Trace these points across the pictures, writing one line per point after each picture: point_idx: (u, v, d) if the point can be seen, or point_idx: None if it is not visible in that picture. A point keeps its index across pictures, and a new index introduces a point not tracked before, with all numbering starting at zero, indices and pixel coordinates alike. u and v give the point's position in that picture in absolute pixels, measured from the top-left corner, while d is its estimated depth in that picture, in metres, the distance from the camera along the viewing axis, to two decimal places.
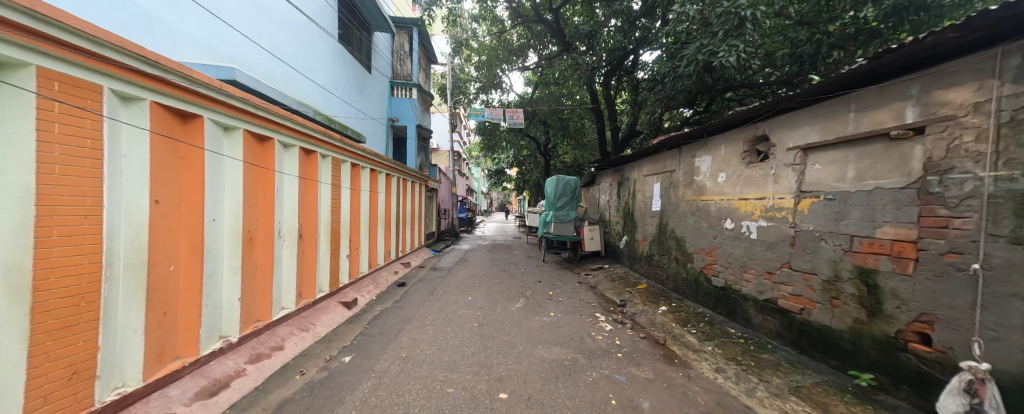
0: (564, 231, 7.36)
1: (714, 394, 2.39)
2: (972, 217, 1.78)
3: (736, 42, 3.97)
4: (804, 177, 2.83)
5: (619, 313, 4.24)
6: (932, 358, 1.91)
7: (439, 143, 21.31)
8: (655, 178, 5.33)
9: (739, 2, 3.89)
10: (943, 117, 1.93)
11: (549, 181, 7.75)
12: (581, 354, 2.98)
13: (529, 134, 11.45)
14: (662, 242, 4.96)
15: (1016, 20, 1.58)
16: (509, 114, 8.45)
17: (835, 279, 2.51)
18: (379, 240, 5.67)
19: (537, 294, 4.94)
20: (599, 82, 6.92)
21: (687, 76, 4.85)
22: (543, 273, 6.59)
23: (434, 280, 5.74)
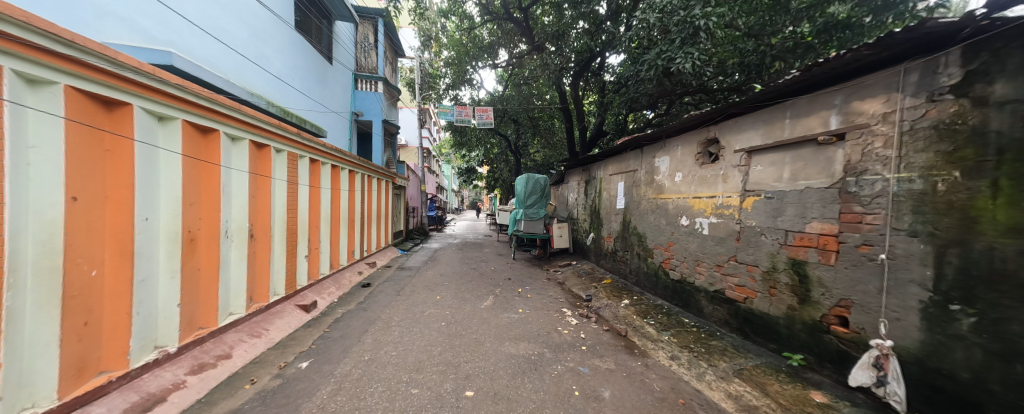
0: (534, 229, 7.50)
1: (669, 380, 2.57)
2: (881, 213, 2.05)
3: (691, 50, 4.24)
4: (748, 177, 3.08)
5: (585, 308, 4.37)
6: (849, 337, 2.18)
7: (408, 140, 20.69)
8: (619, 177, 5.54)
9: (694, 12, 4.14)
10: (859, 125, 2.20)
11: (519, 179, 7.80)
12: (547, 348, 3.05)
13: (500, 132, 11.43)
14: (626, 238, 5.17)
15: (917, 42, 1.84)
16: (478, 113, 8.42)
17: (773, 270, 2.75)
18: (342, 239, 5.44)
19: (506, 291, 4.96)
20: (568, 82, 7.07)
21: (648, 80, 5.09)
22: (512, 270, 6.65)
23: (402, 280, 5.59)
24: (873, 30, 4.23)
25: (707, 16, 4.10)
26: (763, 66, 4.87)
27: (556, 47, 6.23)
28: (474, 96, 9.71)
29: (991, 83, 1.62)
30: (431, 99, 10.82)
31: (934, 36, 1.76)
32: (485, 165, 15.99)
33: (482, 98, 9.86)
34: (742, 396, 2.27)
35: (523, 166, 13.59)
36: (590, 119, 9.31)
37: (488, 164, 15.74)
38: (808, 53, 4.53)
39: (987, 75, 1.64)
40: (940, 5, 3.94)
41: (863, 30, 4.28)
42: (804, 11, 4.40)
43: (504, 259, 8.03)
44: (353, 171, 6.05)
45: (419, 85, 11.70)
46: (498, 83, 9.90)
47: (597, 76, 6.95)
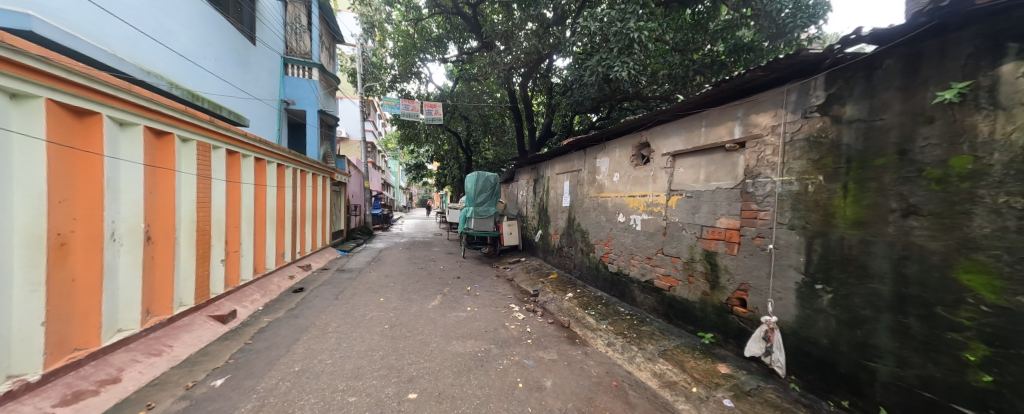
0: (484, 227, 7.52)
1: (605, 365, 2.80)
2: (770, 211, 2.47)
3: (627, 59, 4.59)
4: (672, 178, 3.43)
5: (532, 302, 4.52)
6: (747, 315, 2.60)
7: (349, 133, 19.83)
8: (565, 177, 5.79)
9: (629, 25, 4.49)
10: (756, 135, 2.61)
11: (469, 176, 7.73)
12: (494, 344, 3.11)
13: (451, 129, 11.17)
14: (571, 235, 5.43)
15: (795, 67, 2.22)
16: (427, 108, 8.12)
17: (691, 260, 3.12)
18: (269, 240, 4.92)
19: (455, 290, 4.92)
20: (517, 82, 7.26)
21: (590, 85, 5.40)
22: (461, 269, 6.59)
23: (341, 283, 5.24)
24: (770, 54, 4.99)
25: (640, 30, 4.48)
26: (687, 79, 5.44)
27: (505, 47, 6.31)
28: (422, 91, 9.35)
29: (843, 105, 2.10)
30: (376, 91, 10.17)
31: (803, 65, 2.19)
32: (436, 162, 15.50)
33: (432, 93, 9.54)
34: (665, 374, 2.59)
35: (474, 164, 13.50)
36: (539, 120, 9.55)
37: (439, 161, 15.30)
38: (722, 71, 5.31)
39: (841, 99, 2.12)
40: (815, 37, 4.77)
41: (763, 54, 5.02)
42: (718, 32, 5.28)
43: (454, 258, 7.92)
44: (282, 166, 5.49)
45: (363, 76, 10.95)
46: (449, 79, 9.70)
47: (545, 78, 7.19)
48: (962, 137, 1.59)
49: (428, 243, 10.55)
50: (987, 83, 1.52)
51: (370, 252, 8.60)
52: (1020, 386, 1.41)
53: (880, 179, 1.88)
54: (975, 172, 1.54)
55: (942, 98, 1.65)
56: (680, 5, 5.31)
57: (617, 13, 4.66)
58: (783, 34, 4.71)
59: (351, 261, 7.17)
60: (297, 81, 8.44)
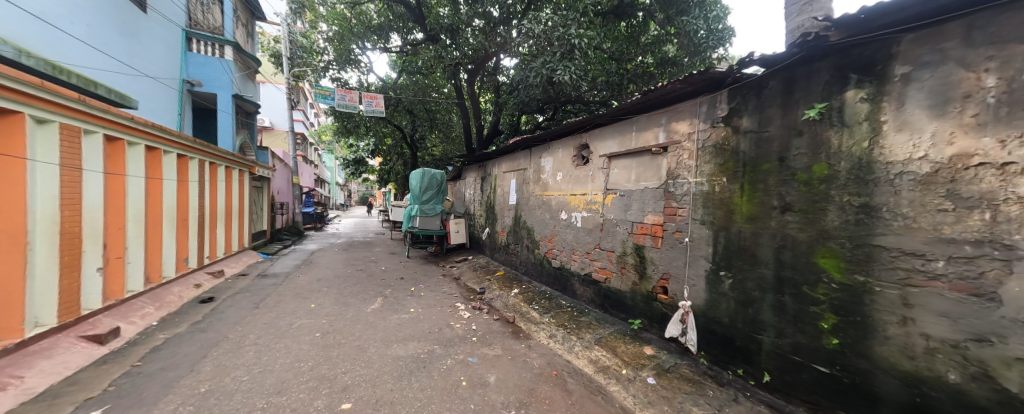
0: (430, 225, 7.31)
1: (546, 357, 2.95)
2: (687, 208, 2.79)
3: (569, 64, 4.87)
4: (608, 178, 3.68)
5: (478, 300, 4.54)
6: (668, 302, 2.92)
7: (274, 122, 19.05)
8: (511, 175, 5.89)
9: (570, 32, 4.77)
10: (676, 141, 2.93)
11: (415, 173, 7.43)
12: (438, 344, 3.05)
13: (394, 123, 10.59)
14: (517, 232, 5.54)
15: (706, 82, 2.53)
16: (367, 99, 7.59)
17: (623, 254, 3.39)
18: (167, 244, 4.22)
19: (398, 291, 4.72)
20: (463, 78, 7.22)
21: (536, 86, 5.57)
22: (405, 269, 6.33)
23: (263, 289, 4.68)
24: (689, 69, 5.64)
25: (580, 37, 4.79)
26: (621, 86, 5.94)
27: (451, 42, 6.14)
28: (364, 81, 8.76)
29: (740, 117, 2.46)
30: (308, 77, 9.20)
31: (710, 82, 2.52)
32: (379, 157, 14.57)
33: (374, 83, 8.96)
34: (600, 361, 2.82)
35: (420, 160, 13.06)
36: (487, 118, 9.56)
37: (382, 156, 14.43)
38: (651, 81, 5.87)
39: (738, 112, 2.48)
40: (724, 57, 5.54)
41: (683, 68, 5.64)
42: (648, 46, 5.85)
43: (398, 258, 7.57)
44: (183, 157, 4.73)
45: (292, 59, 9.83)
46: (394, 70, 9.21)
47: (492, 76, 7.19)
48: (820, 149, 2.01)
49: (370, 243, 9.93)
50: (837, 105, 1.95)
51: (301, 254, 7.81)
52: (856, 345, 1.84)
53: (766, 180, 2.27)
54: (829, 177, 1.96)
55: (809, 116, 2.07)
56: (615, 15, 5.84)
57: (560, 19, 4.87)
58: (698, 52, 5.38)
59: (277, 265, 6.43)
60: (204, 60, 7.46)
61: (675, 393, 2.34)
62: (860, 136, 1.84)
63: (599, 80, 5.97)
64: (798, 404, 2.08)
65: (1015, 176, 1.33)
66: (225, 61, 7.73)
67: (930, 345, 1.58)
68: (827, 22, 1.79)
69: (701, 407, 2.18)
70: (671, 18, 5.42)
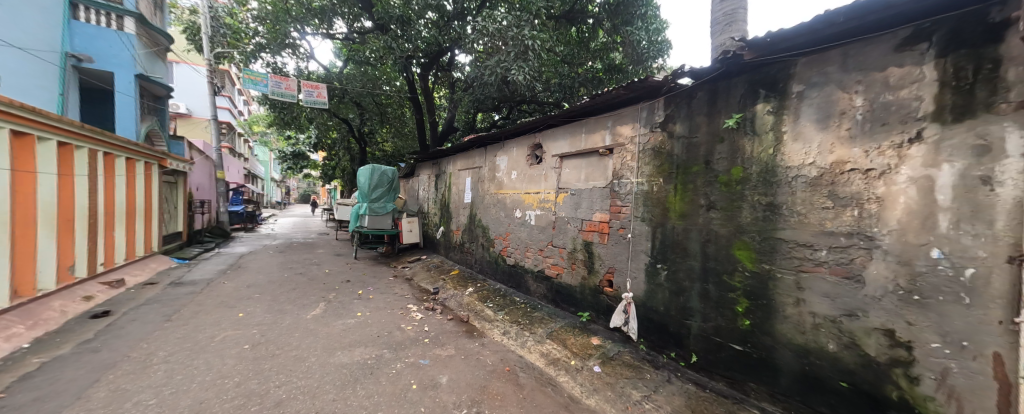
0: (381, 225, 6.96)
1: (499, 353, 2.99)
2: (630, 206, 2.99)
3: (523, 64, 4.97)
4: (560, 177, 3.81)
5: (431, 301, 4.44)
6: (613, 294, 3.11)
7: (190, 108, 17.35)
8: (466, 173, 5.84)
9: (523, 32, 4.87)
10: (621, 144, 3.12)
11: (363, 169, 7.04)
12: (387, 348, 2.93)
13: (340, 115, 9.89)
14: (472, 231, 5.51)
15: (646, 89, 2.73)
16: (305, 88, 6.88)
17: (573, 250, 3.54)
18: (41, 248, 3.52)
19: (343, 295, 4.43)
20: (417, 72, 7.06)
21: (490, 85, 5.60)
22: (352, 272, 5.95)
23: (178, 299, 4.09)
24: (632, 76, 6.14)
25: (533, 39, 4.93)
26: (573, 89, 6.23)
27: (402, 33, 5.87)
28: (304, 69, 8.07)
29: (675, 123, 2.70)
30: (235, 61, 8.18)
31: (648, 90, 2.73)
32: (321, 151, 13.51)
33: (315, 71, 8.27)
34: (551, 354, 2.93)
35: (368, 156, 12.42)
36: (442, 114, 9.36)
37: (327, 151, 13.40)
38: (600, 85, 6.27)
39: (673, 118, 2.72)
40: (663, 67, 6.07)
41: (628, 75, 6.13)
42: (597, 52, 6.26)
43: (344, 260, 7.10)
44: (64, 144, 3.94)
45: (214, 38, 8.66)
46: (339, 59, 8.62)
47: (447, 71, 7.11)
48: (737, 154, 2.28)
49: (314, 245, 9.17)
50: (749, 116, 2.23)
51: (228, 258, 6.95)
52: (762, 325, 2.13)
53: (694, 181, 2.52)
54: (743, 178, 2.23)
55: (728, 124, 2.33)
56: (566, 20, 6.08)
57: (514, 19, 4.95)
58: (641, 61, 5.80)
59: (197, 271, 5.65)
60: (95, 31, 6.66)
61: (618, 378, 2.52)
62: (767, 143, 2.12)
63: (552, 82, 6.17)
64: (719, 380, 2.36)
65: (875, 180, 1.67)
66: (122, 34, 6.97)
67: (816, 321, 1.89)
68: (742, 42, 2.03)
69: (639, 390, 2.37)
70: (616, 27, 5.80)
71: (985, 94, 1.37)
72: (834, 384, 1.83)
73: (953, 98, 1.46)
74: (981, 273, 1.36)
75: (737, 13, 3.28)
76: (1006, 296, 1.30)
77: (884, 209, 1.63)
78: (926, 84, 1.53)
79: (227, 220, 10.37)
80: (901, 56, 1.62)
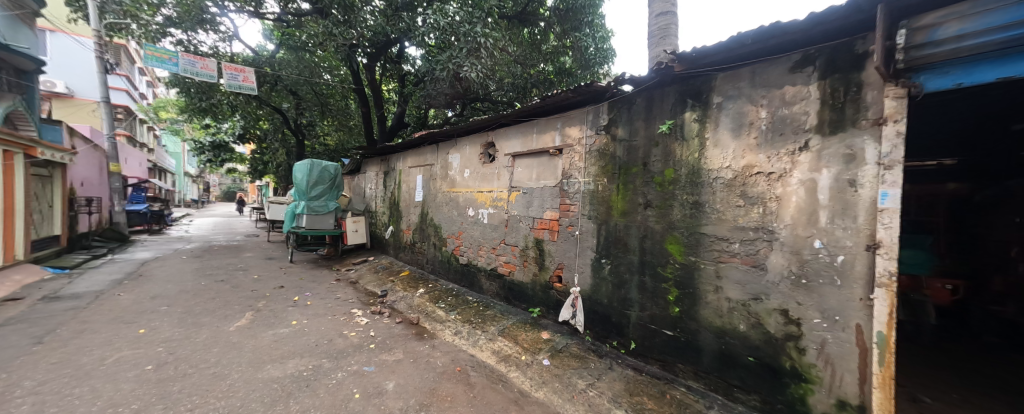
0: (322, 225, 6.46)
1: (450, 354, 2.95)
2: (578, 205, 3.13)
3: (475, 62, 4.98)
4: (512, 176, 3.86)
5: (378, 304, 4.24)
6: (562, 289, 3.24)
7: (71, 87, 14.75)
8: (417, 170, 5.65)
9: (475, 30, 4.87)
10: (569, 145, 3.25)
11: (301, 164, 6.47)
12: (327, 357, 2.73)
13: (272, 104, 8.95)
14: (423, 230, 5.35)
15: (591, 94, 2.88)
16: (227, 71, 6.05)
17: (525, 247, 3.61)
18: None
19: (275, 303, 4.03)
20: (362, 62, 6.74)
21: (443, 80, 5.51)
22: (287, 277, 5.42)
23: (56, 316, 3.37)
24: (581, 79, 6.57)
25: (486, 37, 4.97)
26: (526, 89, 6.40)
27: (345, 19, 5.44)
28: (227, 51, 7.28)
29: (616, 127, 2.88)
30: (135, 35, 6.94)
31: (593, 95, 2.88)
32: (249, 143, 12.01)
33: (242, 54, 7.42)
34: (503, 351, 2.97)
35: (308, 150, 11.44)
36: (391, 108, 8.97)
37: (256, 143, 11.96)
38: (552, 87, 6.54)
39: (615, 122, 2.90)
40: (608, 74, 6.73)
41: (577, 79, 6.52)
42: (549, 55, 6.40)
43: (279, 264, 6.44)
44: None
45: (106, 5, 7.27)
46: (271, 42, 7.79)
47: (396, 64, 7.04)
48: (669, 157, 2.50)
49: (242, 249, 8.18)
50: (679, 122, 2.45)
51: (129, 265, 5.92)
52: (688, 311, 2.36)
53: (634, 181, 2.71)
54: (673, 179, 2.45)
55: (662, 129, 2.54)
56: (519, 21, 6.19)
57: (466, 15, 4.92)
58: (589, 66, 6.32)
59: (84, 283, 4.71)
60: None
61: (565, 370, 2.63)
62: (693, 148, 2.36)
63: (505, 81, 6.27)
64: (653, 363, 2.58)
65: (775, 181, 1.95)
66: None
67: (730, 305, 2.15)
68: (673, 55, 2.22)
69: (584, 379, 2.50)
70: (566, 33, 6.05)
71: (851, 112, 1.69)
72: (744, 359, 2.10)
73: (830, 114, 1.77)
74: (847, 259, 1.67)
75: (669, 28, 3.61)
76: (864, 277, 1.61)
77: (782, 207, 1.91)
78: (812, 102, 1.83)
79: (126, 222, 8.87)
80: (794, 77, 1.91)
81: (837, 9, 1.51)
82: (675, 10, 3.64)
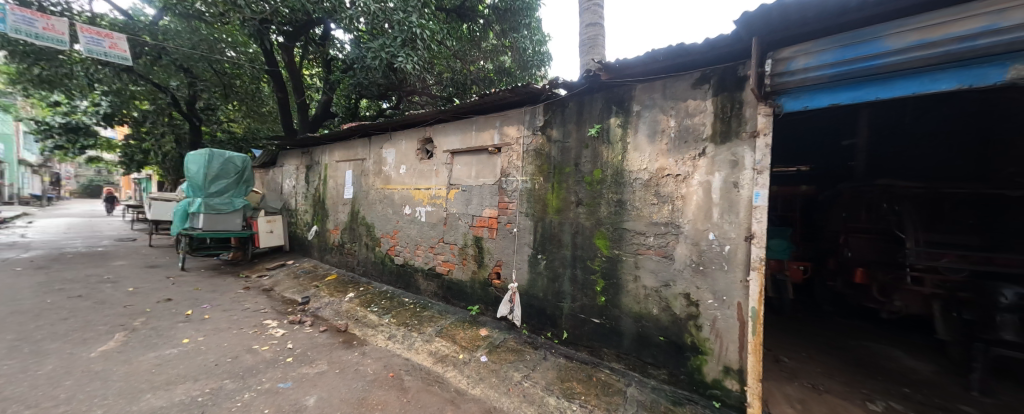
0: (225, 225, 5.59)
1: (382, 360, 2.80)
2: (516, 202, 3.21)
3: (410, 52, 4.79)
4: (451, 173, 3.79)
5: (299, 313, 3.83)
6: (500, 285, 3.30)
7: None
8: (346, 165, 5.22)
9: (410, 19, 4.69)
10: (507, 143, 3.31)
11: (196, 154, 5.47)
12: (231, 377, 2.38)
13: (155, 79, 7.39)
14: (354, 230, 4.97)
15: (527, 95, 2.96)
16: (84, 34, 4.76)
17: (464, 245, 3.59)
18: None
19: (159, 321, 3.36)
20: (278, 41, 6.02)
21: (375, 69, 5.17)
22: (176, 288, 4.55)
23: None
24: (519, 80, 6.78)
25: (421, 28, 4.82)
26: (466, 85, 6.36)
27: None
28: (85, 12, 5.84)
29: (551, 128, 3.01)
30: None
31: (530, 96, 2.95)
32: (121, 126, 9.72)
33: (107, 16, 6.07)
34: (440, 351, 2.92)
35: (207, 138, 9.72)
36: (316, 95, 8.12)
37: (132, 127, 9.70)
38: (491, 85, 6.62)
39: (550, 124, 3.03)
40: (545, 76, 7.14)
41: (517, 79, 6.71)
42: (488, 53, 6.37)
43: (166, 274, 5.36)
44: None
45: None
46: (150, 6, 6.45)
47: (319, 46, 6.37)
48: (598, 158, 2.69)
49: (112, 256, 6.61)
50: (606, 127, 2.65)
51: None
52: (613, 299, 2.58)
53: (567, 180, 2.86)
54: (601, 178, 2.65)
55: (592, 132, 2.73)
56: (457, 15, 6.08)
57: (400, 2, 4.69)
58: (527, 68, 6.61)
59: None
60: None
61: (502, 364, 2.69)
62: (617, 151, 2.58)
63: (444, 76, 6.13)
64: (582, 350, 2.77)
65: (681, 182, 2.23)
66: None
67: (646, 292, 2.41)
68: (600, 64, 2.39)
69: (519, 371, 2.58)
70: (506, 32, 6.23)
71: (735, 125, 2.01)
72: (656, 339, 2.37)
73: (720, 127, 2.08)
74: (733, 247, 2.00)
75: (597, 38, 3.88)
76: (743, 262, 1.95)
77: (686, 205, 2.20)
78: (708, 114, 2.13)
79: None
80: (695, 92, 2.20)
81: (727, 37, 1.79)
82: (602, 23, 3.94)
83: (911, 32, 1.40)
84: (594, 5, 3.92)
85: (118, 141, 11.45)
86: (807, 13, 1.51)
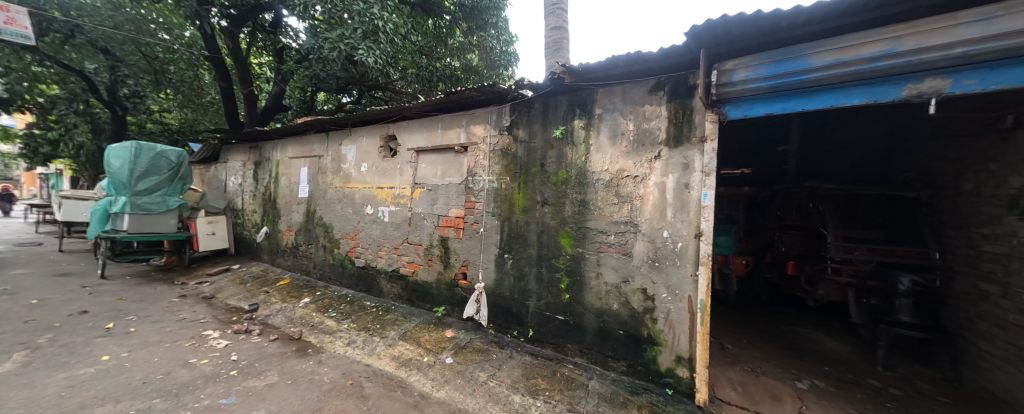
0: (157, 227, 5.05)
1: (341, 368, 2.67)
2: (482, 202, 3.20)
3: (372, 45, 4.61)
4: (416, 173, 3.70)
5: (245, 321, 3.54)
6: (466, 286, 3.28)
7: None
8: (302, 162, 4.90)
9: (372, 10, 4.54)
10: (474, 142, 3.29)
11: (117, 146, 4.80)
12: (163, 395, 2.14)
13: (57, 56, 6.34)
14: (310, 231, 4.68)
15: (494, 95, 2.96)
16: None
17: (430, 246, 3.52)
18: None
19: (70, 337, 2.93)
20: (220, 25, 5.48)
21: (333, 61, 4.88)
22: (96, 299, 4.00)
23: None
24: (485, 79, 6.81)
25: (384, 21, 4.67)
26: (432, 82, 6.24)
27: None
28: None
29: (517, 128, 3.04)
30: None
31: (496, 96, 2.95)
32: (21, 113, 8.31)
33: None
34: (403, 355, 2.84)
35: (131, 127, 8.57)
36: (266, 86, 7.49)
37: (37, 114, 8.34)
38: (457, 83, 6.59)
39: (516, 124, 3.05)
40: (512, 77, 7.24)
41: (483, 78, 6.74)
42: (455, 50, 6.30)
43: (83, 283, 4.70)
44: None
45: None
46: None
47: (270, 33, 5.91)
48: (562, 158, 2.75)
49: (11, 264, 5.66)
50: (570, 129, 2.72)
51: None
52: (577, 296, 2.66)
53: (533, 179, 2.90)
54: (566, 179, 2.72)
55: (556, 133, 2.79)
56: (423, 10, 5.92)
57: None
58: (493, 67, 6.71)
59: None
60: None
61: (467, 365, 2.67)
62: (581, 152, 2.66)
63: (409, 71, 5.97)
64: (547, 346, 2.83)
65: (639, 183, 2.35)
66: None
67: (607, 288, 2.51)
68: (564, 67, 2.44)
69: (485, 371, 2.58)
70: (472, 30, 6.28)
71: (687, 130, 2.15)
72: (616, 333, 2.48)
73: (674, 131, 2.22)
74: (684, 244, 2.14)
75: (561, 42, 3.98)
76: (693, 257, 2.10)
77: (643, 205, 2.32)
78: (663, 119, 2.26)
79: None
80: (652, 98, 2.33)
81: (679, 47, 1.92)
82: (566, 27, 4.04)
83: (831, 51, 1.58)
84: (557, 9, 4.01)
85: (18, 130, 9.76)
86: (746, 28, 1.65)
